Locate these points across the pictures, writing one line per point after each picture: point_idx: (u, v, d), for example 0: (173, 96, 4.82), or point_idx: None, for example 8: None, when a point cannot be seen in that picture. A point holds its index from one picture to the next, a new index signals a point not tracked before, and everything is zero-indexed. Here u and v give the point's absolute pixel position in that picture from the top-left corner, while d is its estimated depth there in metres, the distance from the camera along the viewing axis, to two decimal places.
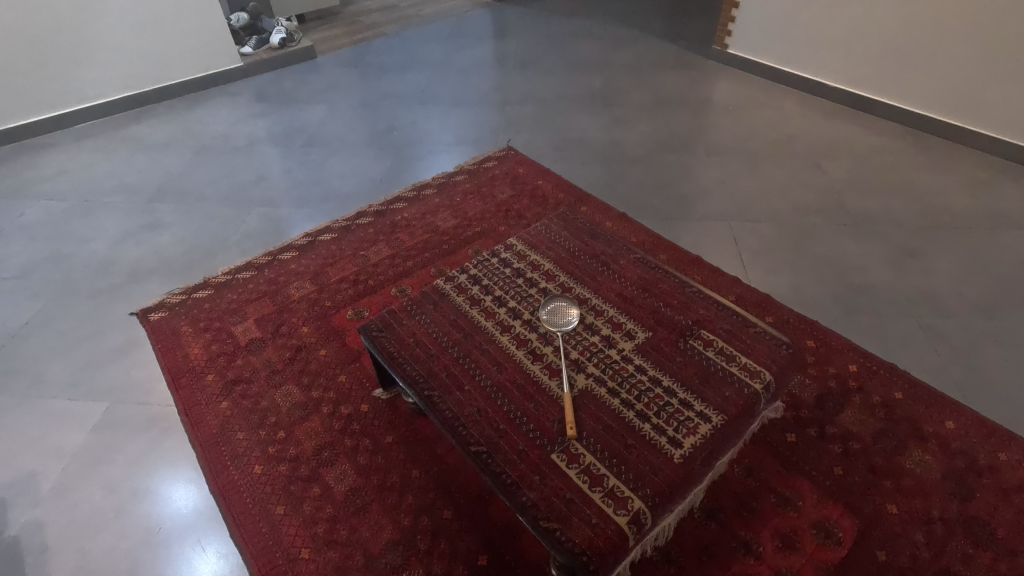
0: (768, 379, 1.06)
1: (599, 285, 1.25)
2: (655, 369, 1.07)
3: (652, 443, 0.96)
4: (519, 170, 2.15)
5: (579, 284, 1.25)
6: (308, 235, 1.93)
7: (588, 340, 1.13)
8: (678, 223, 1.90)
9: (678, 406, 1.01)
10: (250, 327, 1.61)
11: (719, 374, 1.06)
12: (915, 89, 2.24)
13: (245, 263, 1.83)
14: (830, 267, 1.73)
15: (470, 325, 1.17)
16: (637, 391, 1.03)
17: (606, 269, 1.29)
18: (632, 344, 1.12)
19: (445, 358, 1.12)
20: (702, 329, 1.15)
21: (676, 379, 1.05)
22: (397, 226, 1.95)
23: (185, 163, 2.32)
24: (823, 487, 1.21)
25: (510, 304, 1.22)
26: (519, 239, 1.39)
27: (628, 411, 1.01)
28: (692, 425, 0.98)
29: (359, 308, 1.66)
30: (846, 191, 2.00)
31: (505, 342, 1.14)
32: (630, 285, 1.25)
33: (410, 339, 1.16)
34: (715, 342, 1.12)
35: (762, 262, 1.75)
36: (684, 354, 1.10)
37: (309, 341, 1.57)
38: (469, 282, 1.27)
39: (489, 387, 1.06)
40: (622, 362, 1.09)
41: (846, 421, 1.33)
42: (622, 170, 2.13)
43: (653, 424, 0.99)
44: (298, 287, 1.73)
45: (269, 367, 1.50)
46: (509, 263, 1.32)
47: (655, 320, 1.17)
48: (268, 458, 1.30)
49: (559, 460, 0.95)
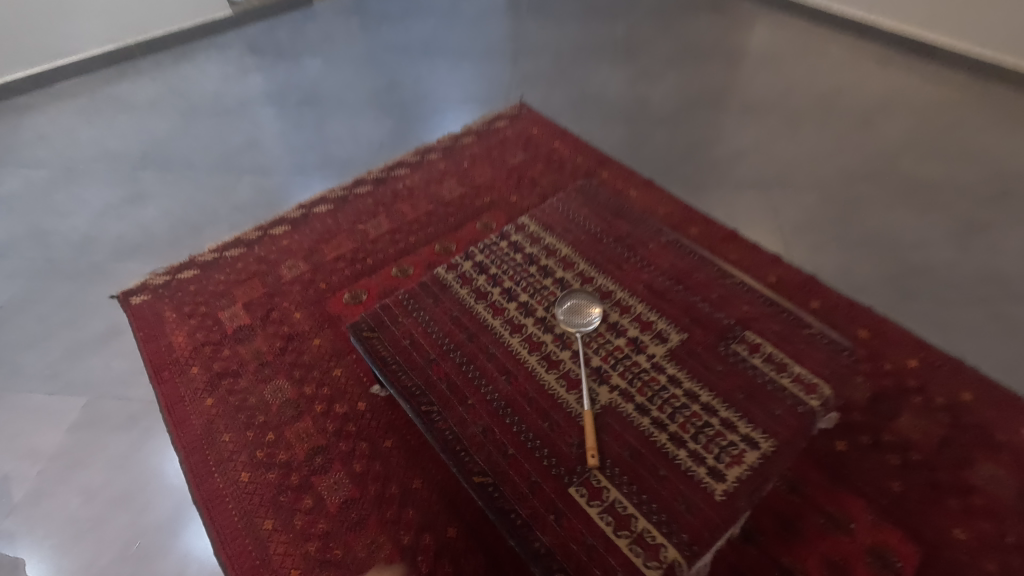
0: (826, 395, 0.89)
1: (624, 275, 1.08)
2: (690, 380, 0.91)
3: (688, 476, 0.81)
4: (533, 131, 1.93)
5: (602, 274, 1.08)
6: (302, 207, 1.77)
7: (612, 344, 0.97)
8: (711, 192, 1.69)
9: (718, 428, 0.86)
10: (238, 312, 1.47)
11: (767, 386, 0.90)
12: (985, 32, 1.96)
13: (234, 239, 1.68)
14: (884, 243, 1.52)
15: (474, 324, 1.02)
16: (670, 408, 0.88)
17: (632, 256, 1.12)
18: (664, 348, 0.96)
19: (445, 365, 0.97)
20: (747, 330, 0.98)
21: (716, 393, 0.89)
22: (398, 196, 1.78)
23: (172, 125, 2.14)
24: (877, 506, 1.06)
25: (521, 298, 1.05)
26: (532, 219, 1.21)
27: (659, 433, 0.86)
28: (736, 453, 0.83)
29: (356, 290, 1.51)
30: (903, 153, 1.76)
31: (515, 345, 0.98)
32: (661, 276, 1.07)
33: (406, 342, 1.01)
34: (762, 346, 0.95)
35: (805, 237, 1.55)
36: (726, 362, 0.93)
37: (302, 329, 1.43)
38: (474, 271, 1.11)
39: (495, 401, 0.92)
40: (652, 372, 0.93)
41: (904, 427, 1.16)
42: (649, 130, 1.90)
43: (690, 451, 0.84)
44: (290, 267, 1.58)
45: (258, 358, 1.37)
46: (520, 248, 1.15)
47: (690, 319, 1.00)
48: (256, 464, 1.19)
49: (577, 495, 0.81)
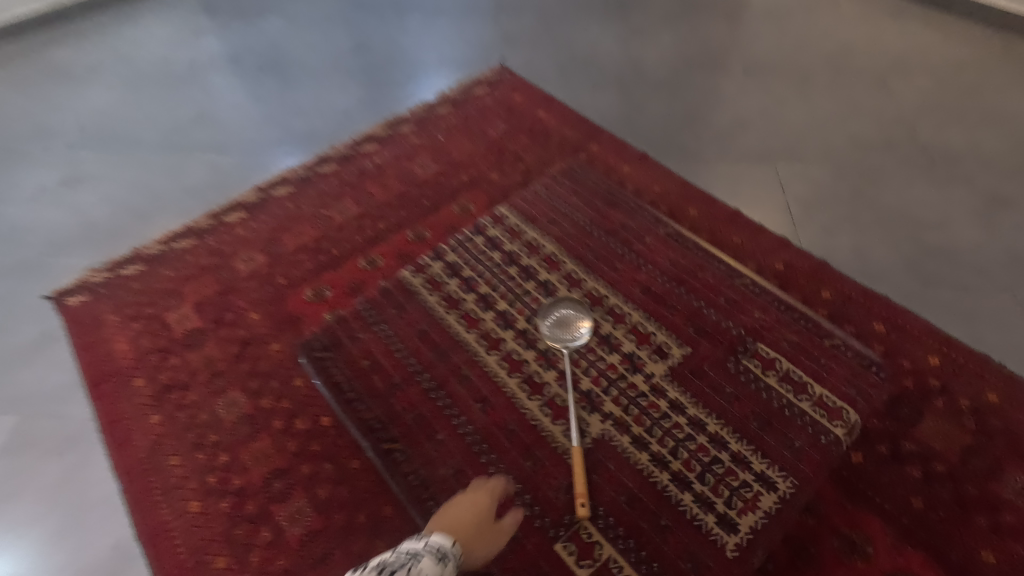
0: (854, 419, 0.81)
1: (620, 276, 1.04)
2: (695, 407, 0.86)
3: (692, 525, 0.78)
4: (515, 98, 1.74)
5: (590, 277, 1.03)
6: (259, 189, 1.59)
7: (605, 362, 0.91)
8: (711, 167, 1.53)
9: (728, 466, 0.80)
10: (188, 313, 1.32)
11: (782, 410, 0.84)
12: None
13: (183, 228, 1.50)
14: (902, 223, 1.38)
15: (445, 342, 0.96)
16: (672, 442, 0.84)
17: (628, 253, 1.07)
18: (663, 367, 0.91)
19: (413, 393, 0.92)
20: (758, 343, 0.91)
21: (725, 421, 0.84)
22: (367, 174, 1.60)
23: (115, 95, 1.92)
24: (899, 527, 0.95)
25: (500, 307, 0.99)
26: (512, 208, 1.15)
27: (661, 473, 0.82)
28: (750, 497, 0.78)
29: (319, 286, 1.35)
30: (921, 119, 1.61)
31: (494, 367, 0.93)
32: (661, 277, 1.03)
33: (366, 364, 0.95)
34: (776, 362, 0.88)
35: (815, 217, 1.41)
36: (736, 381, 0.87)
37: (259, 332, 1.28)
38: (447, 276, 1.04)
39: (470, 436, 0.88)
40: (652, 398, 0.87)
41: (926, 434, 1.05)
42: (643, 97, 1.73)
43: (696, 494, 0.79)
44: (246, 260, 1.42)
45: (209, 367, 1.22)
46: (499, 245, 1.08)
47: (694, 330, 0.94)
48: (208, 492, 1.06)
49: (566, 553, 0.79)
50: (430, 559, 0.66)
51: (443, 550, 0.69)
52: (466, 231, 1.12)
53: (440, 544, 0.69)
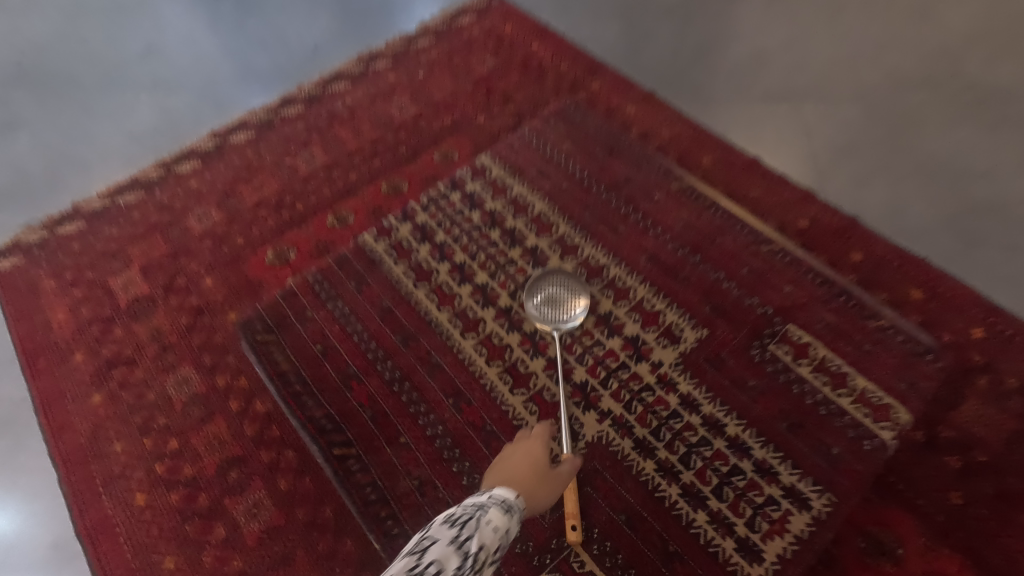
0: (909, 420, 0.78)
1: (623, 242, 0.97)
2: (711, 406, 0.82)
3: (705, 545, 0.75)
4: (505, 29, 1.52)
5: (588, 244, 0.97)
6: (215, 135, 1.40)
7: (604, 350, 0.87)
8: (727, 108, 1.34)
9: (750, 479, 0.77)
10: (134, 279, 1.17)
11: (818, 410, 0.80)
12: None
13: (129, 180, 1.33)
14: (945, 172, 1.21)
15: (413, 322, 0.93)
16: (683, 448, 0.80)
17: (633, 212, 1.00)
18: (674, 353, 0.86)
19: (372, 383, 0.90)
20: (789, 323, 0.86)
21: (749, 424, 0.80)
22: (336, 117, 1.41)
23: (53, 27, 1.69)
24: (932, 525, 0.85)
25: (475, 284, 0.96)
26: (492, 156, 1.08)
27: (670, 486, 0.79)
28: (776, 516, 0.75)
29: (282, 247, 1.20)
30: (971, 49, 1.40)
31: (470, 353, 0.90)
32: (679, 245, 0.95)
33: (315, 350, 0.93)
34: (812, 350, 0.84)
35: (844, 167, 1.23)
36: (761, 372, 0.83)
37: (214, 300, 1.13)
38: (417, 246, 1.00)
39: (434, 431, 0.86)
40: (660, 395, 0.84)
41: (967, 419, 0.92)
42: (651, 26, 1.51)
43: (711, 514, 0.76)
44: (199, 217, 1.26)
45: (157, 341, 1.08)
46: (477, 205, 1.03)
47: (714, 310, 0.89)
48: (155, 483, 0.94)
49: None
50: (497, 510, 0.63)
51: (509, 500, 0.65)
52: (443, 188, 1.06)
53: (505, 496, 0.66)
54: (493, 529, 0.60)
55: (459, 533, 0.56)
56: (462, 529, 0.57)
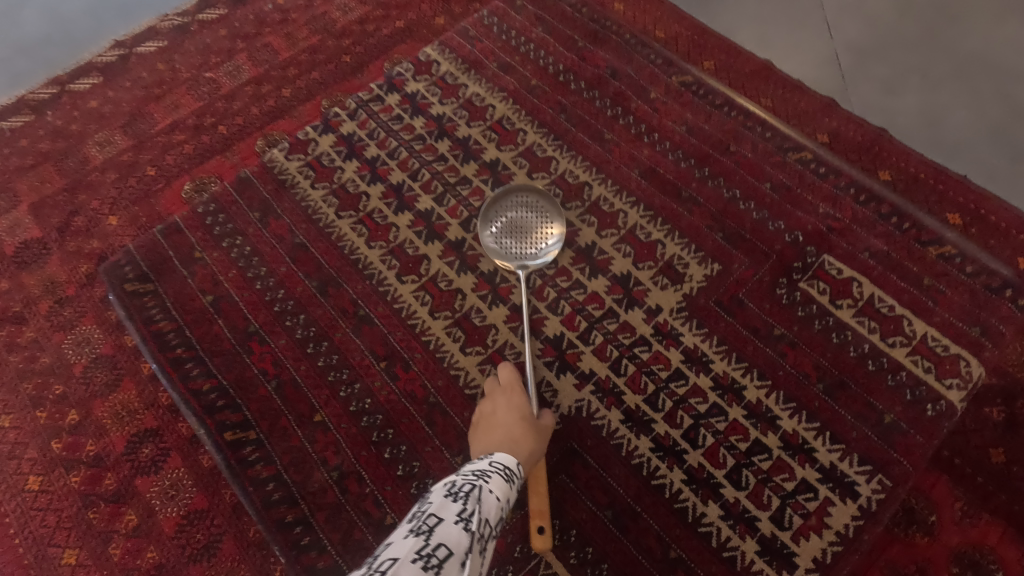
0: (977, 375, 0.76)
1: (610, 153, 0.91)
2: (724, 367, 0.77)
3: (714, 534, 0.71)
4: None
5: (566, 158, 0.90)
6: (118, 45, 1.16)
7: (587, 297, 0.82)
8: (731, 0, 1.11)
9: (774, 458, 0.73)
10: (23, 220, 0.97)
11: (860, 366, 0.76)
12: None
13: (17, 102, 1.10)
14: (988, 73, 1.03)
15: (338, 268, 0.86)
16: (692, 422, 0.75)
17: (626, 118, 0.93)
18: (677, 300, 0.81)
19: (281, 342, 0.82)
20: (825, 254, 0.82)
21: (773, 387, 0.76)
22: (266, 21, 1.17)
23: None
24: (974, 489, 0.72)
25: (407, 220, 0.88)
26: (443, 51, 1.01)
27: (674, 467, 0.74)
28: (805, 504, 0.71)
29: (201, 180, 0.99)
30: None
31: (409, 302, 0.83)
32: (682, 155, 0.90)
33: (207, 307, 0.85)
34: (859, 289, 0.80)
35: (868, 71, 1.04)
36: (786, 318, 0.79)
37: (120, 243, 0.94)
38: (334, 170, 0.93)
39: (358, 399, 0.79)
40: (664, 355, 0.78)
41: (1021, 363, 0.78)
42: None
43: (725, 504, 0.72)
44: (102, 144, 1.04)
45: (52, 293, 0.90)
46: (422, 119, 0.95)
47: (731, 243, 0.84)
48: (51, 463, 0.79)
49: None
50: (497, 479, 0.56)
51: (508, 468, 0.60)
52: (379, 98, 0.98)
53: (504, 464, 0.60)
54: (494, 506, 0.53)
55: (464, 510, 0.49)
56: (467, 505, 0.50)
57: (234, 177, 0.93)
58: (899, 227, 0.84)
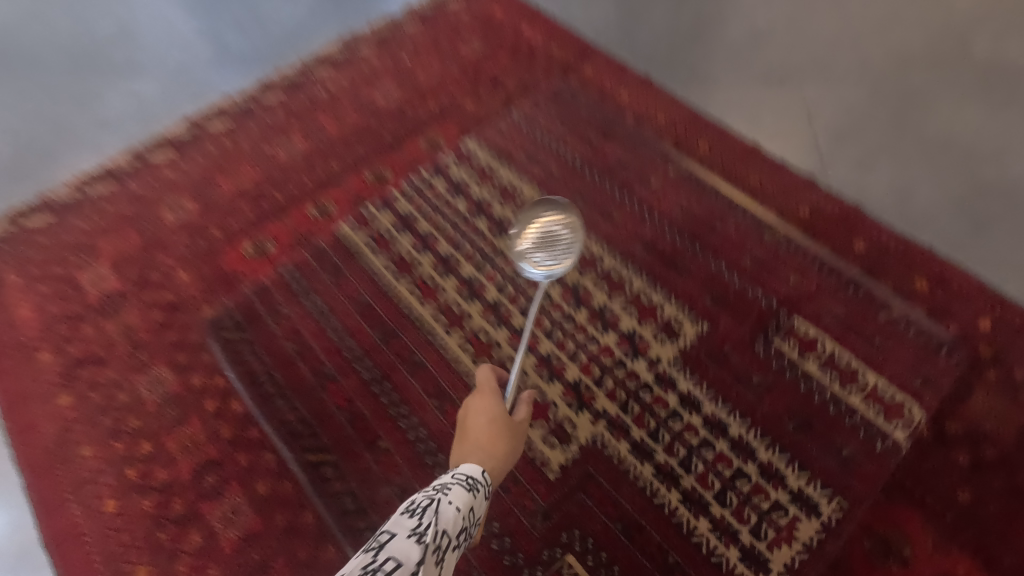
0: (919, 419, 0.88)
1: (620, 231, 1.04)
2: (711, 406, 0.88)
3: (706, 551, 0.80)
4: (494, 10, 1.46)
5: (583, 233, 1.04)
6: (190, 123, 1.34)
7: (598, 346, 0.94)
8: (724, 91, 1.29)
9: (755, 484, 0.83)
10: (105, 274, 1.11)
11: (823, 408, 0.88)
12: None
13: (101, 170, 1.27)
14: (950, 154, 1.17)
15: (396, 320, 0.99)
16: (686, 452, 0.85)
17: (631, 200, 1.08)
18: (674, 351, 0.92)
19: (352, 381, 0.95)
20: (795, 316, 0.95)
21: (754, 424, 0.86)
22: (318, 104, 1.35)
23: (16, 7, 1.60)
24: (943, 525, 0.81)
25: (457, 279, 1.02)
26: (483, 146, 1.19)
27: (670, 490, 0.84)
28: (781, 522, 0.81)
29: (260, 239, 1.14)
30: (978, 29, 1.36)
31: (456, 351, 0.96)
32: (680, 232, 1.03)
33: (290, 349, 0.99)
34: (821, 344, 0.92)
35: (845, 150, 1.19)
36: (764, 367, 0.90)
37: (189, 295, 1.08)
38: (394, 236, 1.09)
39: (417, 433, 0.90)
40: (661, 395, 0.89)
41: (977, 413, 0.89)
42: (645, 6, 1.45)
43: (714, 521, 0.82)
44: (174, 208, 1.20)
45: (129, 338, 1.03)
46: (463, 195, 1.12)
47: (715, 303, 0.96)
48: (126, 488, 0.89)
49: None
50: (459, 490, 0.59)
51: (473, 478, 0.62)
52: (427, 176, 1.16)
53: (469, 473, 0.62)
54: (456, 516, 0.55)
55: (420, 524, 0.51)
56: (423, 520, 0.52)
57: (309, 246, 1.10)
58: (855, 292, 0.97)
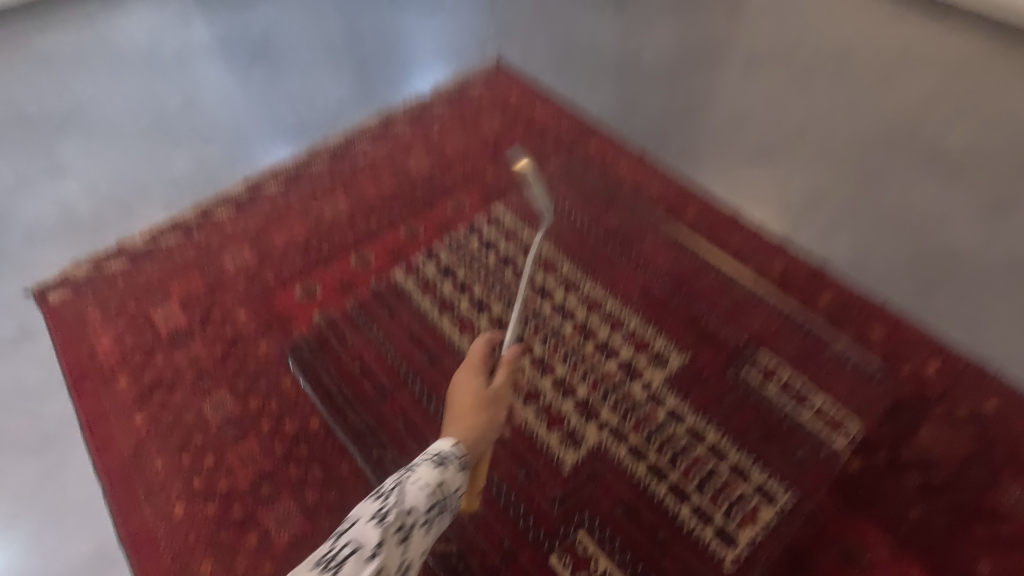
0: (853, 430, 0.92)
1: (616, 280, 1.12)
2: (694, 416, 0.95)
3: (693, 538, 0.86)
4: (511, 94, 1.70)
5: (587, 281, 1.12)
6: (248, 184, 1.54)
7: (602, 368, 1.01)
8: (710, 165, 1.50)
9: (728, 478, 0.89)
10: (174, 311, 1.28)
11: (778, 421, 0.94)
12: None
13: (170, 222, 1.46)
14: (903, 222, 1.37)
15: (440, 346, 1.17)
16: (671, 452, 0.92)
17: (626, 254, 1.17)
18: (662, 374, 1.00)
19: (405, 395, 1.10)
20: (761, 349, 1.01)
21: (726, 431, 0.94)
22: (359, 169, 1.56)
23: (97, 83, 1.86)
24: (897, 535, 0.95)
25: (491, 313, 1.21)
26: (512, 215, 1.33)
27: (659, 484, 0.90)
28: (748, 509, 0.87)
29: (309, 284, 1.32)
30: (925, 118, 1.59)
31: None
32: (664, 280, 1.12)
33: (355, 367, 1.14)
34: (777, 372, 0.98)
35: (814, 217, 1.39)
36: (733, 387, 0.98)
37: (247, 330, 1.25)
38: (438, 278, 1.27)
39: None
40: (651, 407, 0.97)
41: (926, 441, 1.04)
42: (641, 92, 1.70)
43: (694, 506, 0.88)
44: (234, 256, 1.38)
45: (195, 367, 1.19)
46: (492, 247, 1.31)
47: (694, 336, 1.04)
48: (192, 494, 1.03)
49: (563, 565, 0.86)
50: (427, 467, 0.66)
51: (445, 452, 0.69)
52: (462, 231, 1.35)
53: (440, 449, 0.69)
54: (420, 494, 0.63)
55: (382, 509, 0.60)
56: (387, 504, 0.61)
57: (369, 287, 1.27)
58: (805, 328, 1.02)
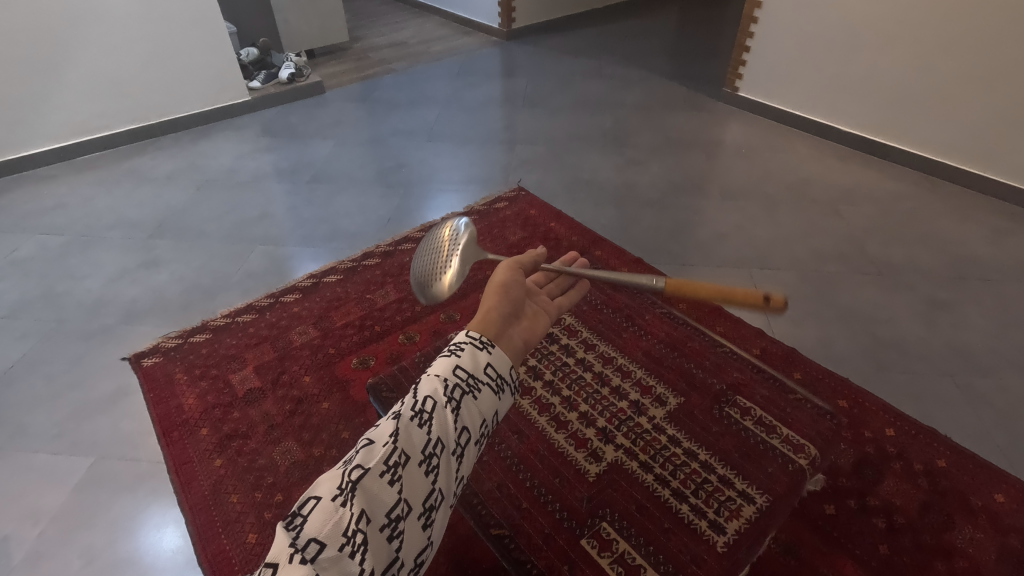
0: (813, 454, 1.10)
1: (624, 343, 1.41)
2: (689, 441, 1.16)
3: (693, 529, 1.02)
4: (531, 212, 2.08)
5: (603, 343, 1.40)
6: (312, 276, 1.84)
7: (616, 406, 1.23)
8: (695, 271, 1.82)
9: (717, 485, 1.07)
10: (249, 375, 1.52)
11: (754, 444, 1.13)
12: (919, 132, 2.25)
13: (246, 305, 1.74)
14: (858, 319, 1.65)
15: None
16: (672, 466, 1.12)
17: (631, 324, 1.46)
18: (663, 411, 1.22)
19: None
20: (737, 395, 1.25)
21: (713, 453, 1.13)
22: (405, 268, 1.87)
23: (187, 197, 2.25)
24: (868, 568, 1.11)
25: (531, 363, 1.33)
26: None
27: (663, 488, 1.09)
28: (734, 507, 1.03)
29: (364, 355, 1.57)
30: (871, 238, 1.95)
31: (526, 407, 1.25)
32: (663, 346, 1.40)
33: None
34: (752, 411, 1.20)
35: (785, 313, 1.67)
36: (717, 421, 1.19)
37: (311, 392, 1.47)
38: None
39: (510, 458, 1.16)
40: (655, 433, 1.18)
41: (888, 491, 1.22)
42: (638, 213, 2.08)
43: (692, 505, 1.05)
44: (300, 332, 1.64)
45: (268, 421, 1.40)
46: None
47: (688, 385, 1.28)
48: (263, 525, 1.20)
49: (590, 546, 1.02)
50: (442, 360, 0.76)
51: (459, 343, 0.79)
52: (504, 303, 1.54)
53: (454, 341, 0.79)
54: (435, 381, 0.72)
55: (401, 404, 0.70)
56: (407, 398, 0.71)
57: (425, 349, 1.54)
58: (771, 377, 1.28)
